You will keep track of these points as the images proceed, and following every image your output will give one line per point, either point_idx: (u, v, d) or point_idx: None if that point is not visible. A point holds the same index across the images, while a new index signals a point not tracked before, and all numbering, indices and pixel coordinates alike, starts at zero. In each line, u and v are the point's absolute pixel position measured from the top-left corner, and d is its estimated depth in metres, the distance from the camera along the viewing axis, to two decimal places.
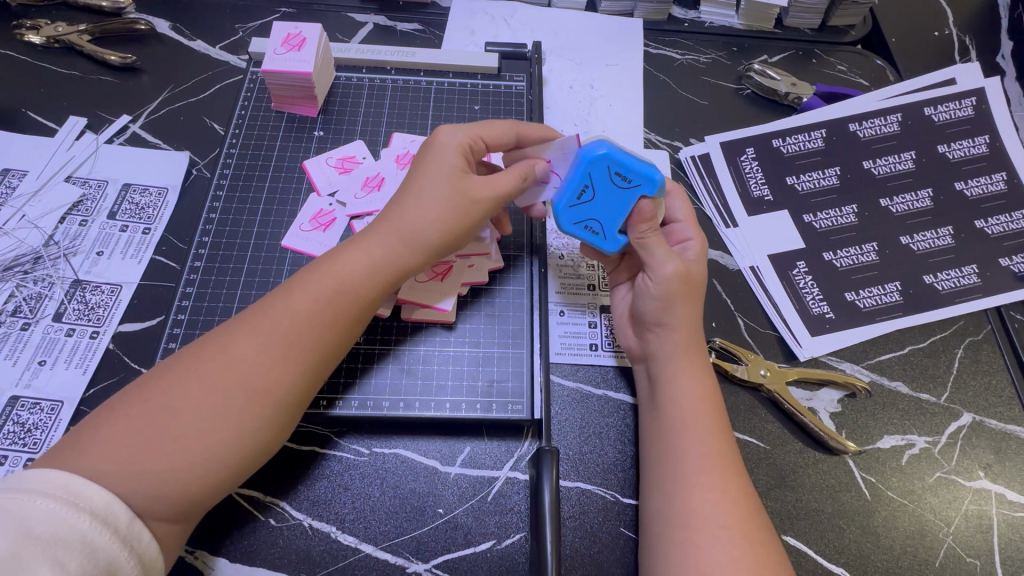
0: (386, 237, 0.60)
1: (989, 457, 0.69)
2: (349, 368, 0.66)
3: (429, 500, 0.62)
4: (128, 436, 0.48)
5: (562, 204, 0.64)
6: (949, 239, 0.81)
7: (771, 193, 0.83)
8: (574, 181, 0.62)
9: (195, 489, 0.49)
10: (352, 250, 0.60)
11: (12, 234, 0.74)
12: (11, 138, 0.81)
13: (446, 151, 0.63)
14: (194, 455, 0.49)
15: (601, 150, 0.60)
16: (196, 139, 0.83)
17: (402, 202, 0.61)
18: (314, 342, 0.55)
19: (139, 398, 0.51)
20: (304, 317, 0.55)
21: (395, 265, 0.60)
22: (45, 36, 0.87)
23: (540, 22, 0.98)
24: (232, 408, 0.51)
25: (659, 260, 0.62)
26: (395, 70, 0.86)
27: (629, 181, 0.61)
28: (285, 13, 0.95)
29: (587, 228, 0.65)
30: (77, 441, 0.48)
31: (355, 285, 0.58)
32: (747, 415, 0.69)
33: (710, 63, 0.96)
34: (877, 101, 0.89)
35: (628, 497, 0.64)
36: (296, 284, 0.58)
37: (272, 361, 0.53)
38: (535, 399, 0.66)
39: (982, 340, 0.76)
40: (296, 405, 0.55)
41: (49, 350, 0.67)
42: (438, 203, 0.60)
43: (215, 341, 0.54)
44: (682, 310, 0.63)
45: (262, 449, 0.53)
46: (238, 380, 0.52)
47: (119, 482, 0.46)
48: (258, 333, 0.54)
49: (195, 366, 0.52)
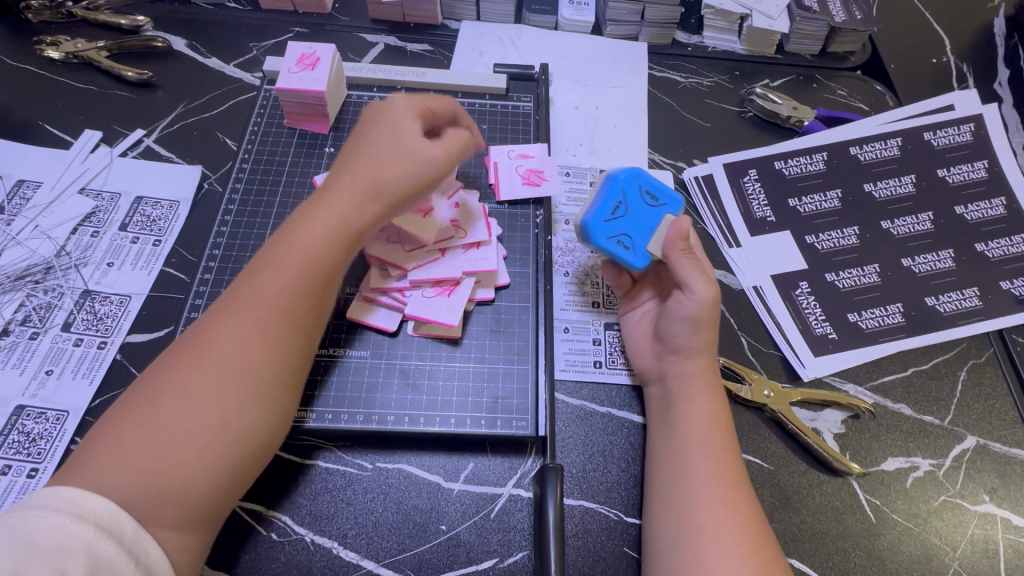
0: (348, 201, 0.61)
1: (994, 481, 0.69)
2: (321, 380, 0.66)
3: (432, 516, 0.62)
4: (125, 439, 0.48)
5: (597, 217, 0.69)
6: (950, 261, 0.82)
7: (773, 215, 0.85)
8: (608, 198, 0.70)
9: (198, 486, 0.49)
10: (314, 222, 0.60)
11: (25, 244, 0.75)
12: (26, 149, 0.82)
13: (394, 117, 0.66)
14: (188, 446, 0.49)
15: (631, 174, 0.71)
16: (208, 154, 0.84)
17: (357, 164, 0.63)
18: (292, 316, 0.57)
19: (130, 405, 0.51)
20: (280, 294, 0.56)
21: (357, 227, 0.61)
22: (64, 52, 0.90)
23: (547, 45, 1.00)
24: (218, 392, 0.51)
25: (693, 275, 0.66)
26: (405, 89, 0.88)
27: (657, 200, 0.71)
28: (299, 33, 0.97)
29: (618, 242, 0.69)
30: (84, 455, 0.48)
31: (323, 256, 0.59)
32: (750, 435, 0.69)
33: (713, 86, 0.98)
34: (877, 126, 0.91)
35: (631, 516, 0.63)
36: (266, 266, 0.58)
37: (251, 338, 0.54)
38: (539, 416, 0.66)
39: (985, 363, 0.76)
40: (282, 379, 0.55)
41: (57, 359, 0.68)
42: (391, 161, 0.63)
43: (193, 337, 0.55)
44: (708, 332, 0.66)
45: (257, 436, 0.53)
46: (219, 364, 0.52)
47: (124, 487, 0.46)
48: (234, 317, 0.55)
49: (178, 364, 0.53)
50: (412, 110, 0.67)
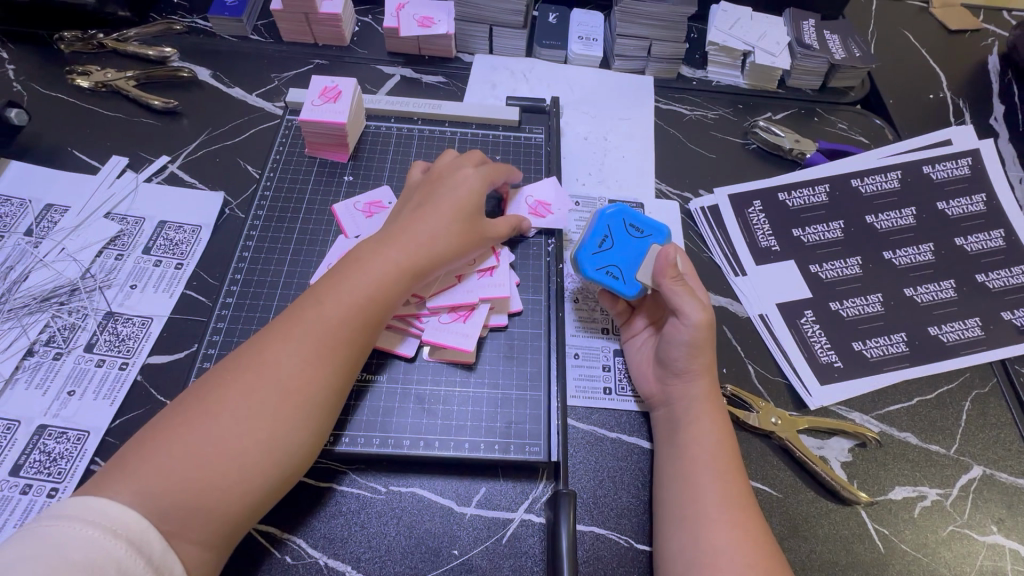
0: (409, 248, 0.65)
1: (1001, 512, 0.69)
2: (353, 405, 0.67)
3: (444, 541, 0.62)
4: (173, 447, 0.50)
5: (585, 251, 0.73)
6: (951, 292, 0.83)
7: (778, 244, 0.87)
8: (595, 232, 0.74)
9: (229, 503, 0.50)
10: (375, 256, 0.64)
11: (52, 266, 0.77)
12: (54, 174, 0.85)
13: (463, 188, 0.71)
14: (232, 463, 0.51)
15: (614, 209, 0.75)
16: (230, 180, 0.87)
17: (423, 218, 0.68)
18: (346, 350, 0.59)
19: (182, 413, 0.53)
20: (337, 324, 0.59)
21: (412, 270, 0.65)
22: (94, 81, 0.94)
23: (558, 78, 1.04)
24: (269, 411, 0.54)
25: (687, 304, 0.67)
26: (421, 120, 0.91)
27: (642, 232, 0.74)
28: (319, 64, 1.01)
29: (608, 273, 0.72)
30: (124, 460, 0.50)
31: (378, 288, 0.62)
32: (758, 462, 0.70)
33: (718, 118, 1.01)
34: (877, 159, 0.94)
35: (641, 543, 0.64)
36: (326, 291, 0.61)
37: (307, 362, 0.57)
38: (552, 442, 0.67)
39: (988, 392, 0.78)
40: (325, 410, 0.57)
41: (79, 379, 0.69)
42: (454, 228, 0.68)
43: (250, 352, 0.57)
44: (706, 356, 0.68)
45: (297, 458, 0.55)
46: (274, 386, 0.55)
47: (161, 497, 0.48)
48: (291, 339, 0.57)
49: (234, 378, 0.55)
50: (477, 179, 0.73)
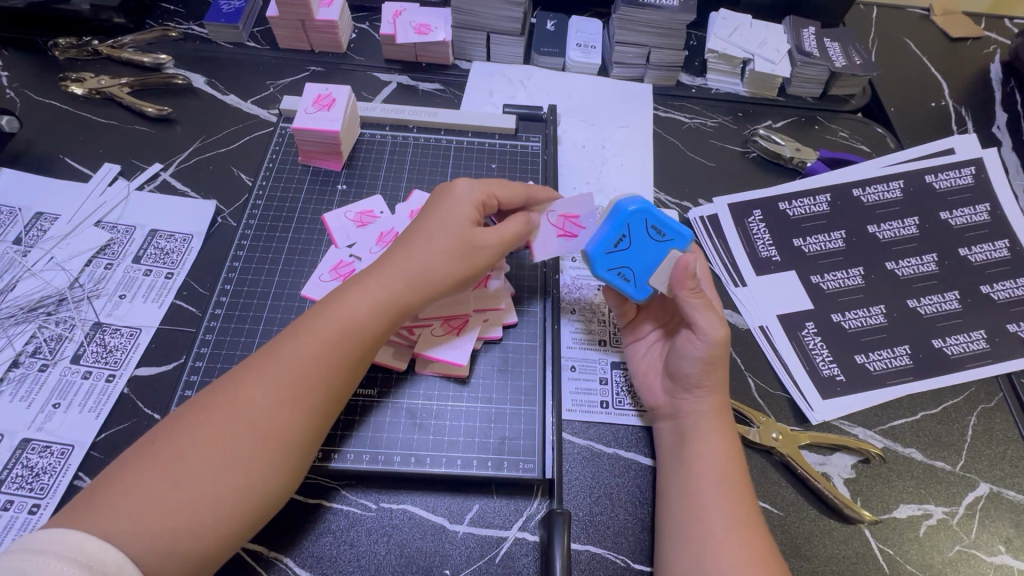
0: (394, 278, 0.63)
1: (1010, 531, 0.68)
2: (348, 421, 0.66)
3: (436, 560, 0.61)
4: (144, 488, 0.49)
5: (599, 249, 0.69)
6: (956, 303, 0.82)
7: (779, 254, 0.85)
8: (612, 232, 0.69)
9: (205, 544, 0.49)
10: (359, 288, 0.62)
11: (40, 275, 0.76)
12: (44, 181, 0.84)
13: (456, 201, 0.67)
14: (205, 506, 0.50)
15: (635, 206, 0.68)
16: (223, 189, 0.86)
17: (413, 245, 0.65)
18: (324, 390, 0.57)
19: (154, 449, 0.51)
20: (314, 363, 0.57)
21: (396, 303, 0.62)
22: (88, 88, 0.93)
23: (556, 85, 1.03)
24: (244, 453, 0.52)
25: (708, 323, 0.65)
26: (417, 128, 0.90)
27: (662, 236, 0.69)
28: (315, 71, 1.01)
29: (619, 274, 0.70)
30: (95, 496, 0.48)
31: (360, 322, 0.60)
32: (759, 479, 0.68)
33: (717, 127, 1.00)
34: (879, 168, 0.93)
35: (639, 563, 0.62)
36: (304, 327, 0.59)
37: (284, 403, 0.55)
38: (546, 458, 0.65)
39: (995, 407, 0.76)
40: (305, 450, 0.56)
41: (64, 392, 0.68)
42: (445, 249, 0.65)
43: (224, 390, 0.55)
44: (720, 374, 0.66)
45: (274, 497, 0.54)
46: (250, 426, 0.53)
47: (132, 537, 0.46)
48: (266, 378, 0.56)
49: (207, 417, 0.53)
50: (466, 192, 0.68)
